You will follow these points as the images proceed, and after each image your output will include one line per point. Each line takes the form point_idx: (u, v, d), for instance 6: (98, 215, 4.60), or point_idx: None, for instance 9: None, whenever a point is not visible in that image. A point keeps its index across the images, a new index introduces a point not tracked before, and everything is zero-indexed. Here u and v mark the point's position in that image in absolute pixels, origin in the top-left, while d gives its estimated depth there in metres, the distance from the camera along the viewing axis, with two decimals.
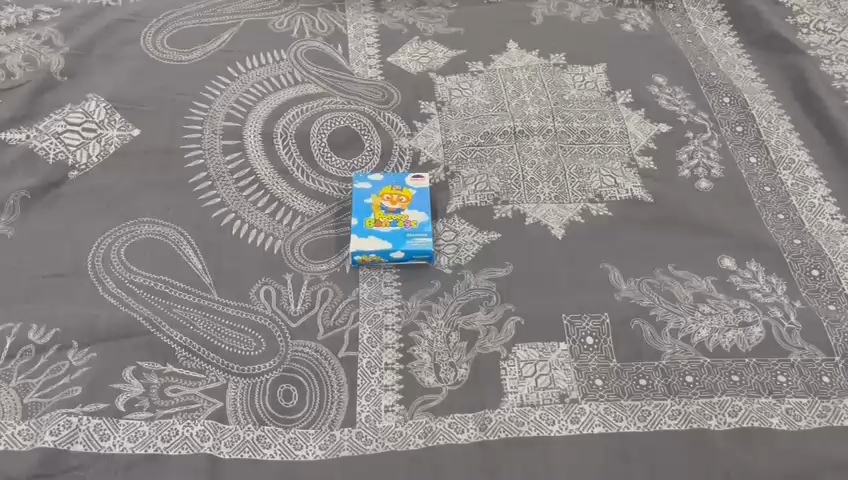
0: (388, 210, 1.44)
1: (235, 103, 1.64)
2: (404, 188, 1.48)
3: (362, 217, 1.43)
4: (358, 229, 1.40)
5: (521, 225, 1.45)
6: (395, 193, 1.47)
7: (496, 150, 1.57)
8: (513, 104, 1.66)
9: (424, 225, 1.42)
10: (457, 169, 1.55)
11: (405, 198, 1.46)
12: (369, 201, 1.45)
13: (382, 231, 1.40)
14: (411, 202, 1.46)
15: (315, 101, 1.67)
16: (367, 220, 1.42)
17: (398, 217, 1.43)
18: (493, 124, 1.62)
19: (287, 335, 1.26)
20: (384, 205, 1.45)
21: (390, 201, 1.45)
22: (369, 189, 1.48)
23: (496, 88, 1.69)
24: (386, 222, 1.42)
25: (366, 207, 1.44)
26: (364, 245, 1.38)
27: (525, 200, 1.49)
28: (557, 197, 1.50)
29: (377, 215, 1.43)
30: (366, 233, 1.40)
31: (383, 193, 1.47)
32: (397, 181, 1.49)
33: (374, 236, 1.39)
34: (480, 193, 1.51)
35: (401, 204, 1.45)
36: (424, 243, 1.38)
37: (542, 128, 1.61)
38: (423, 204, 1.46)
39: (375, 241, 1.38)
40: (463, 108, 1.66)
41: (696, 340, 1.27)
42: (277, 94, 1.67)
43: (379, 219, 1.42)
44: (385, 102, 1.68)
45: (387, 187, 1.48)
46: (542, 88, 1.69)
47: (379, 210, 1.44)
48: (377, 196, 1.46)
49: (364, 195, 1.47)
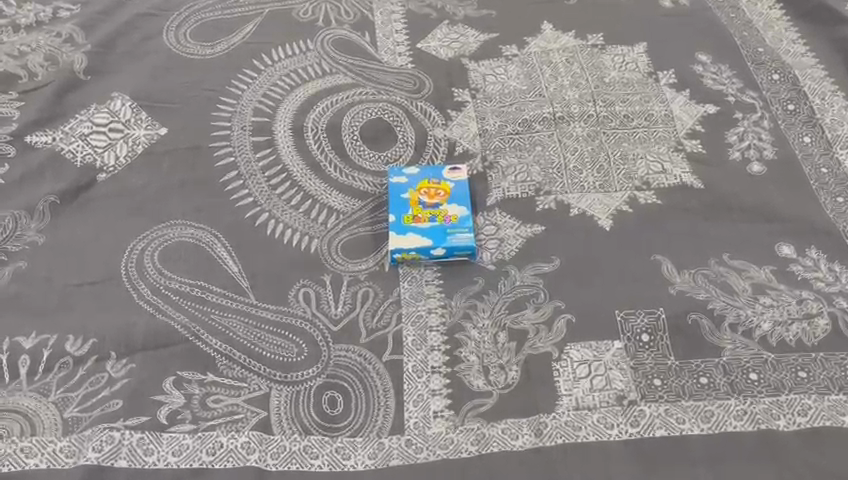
0: (427, 204, 1.39)
1: (263, 97, 1.59)
2: (442, 181, 1.43)
3: (399, 213, 1.38)
4: (397, 225, 1.36)
5: (565, 216, 1.40)
6: (433, 186, 1.43)
7: (536, 138, 1.51)
8: (551, 89, 1.58)
9: (464, 219, 1.37)
10: (496, 158, 1.49)
11: (443, 191, 1.42)
12: (406, 196, 1.41)
13: (421, 227, 1.35)
14: (449, 196, 1.41)
15: (345, 93, 1.62)
16: (405, 216, 1.37)
17: (437, 212, 1.38)
18: (531, 111, 1.55)
19: (329, 339, 1.21)
20: (422, 200, 1.40)
21: (428, 196, 1.41)
22: (405, 183, 1.43)
23: (532, 71, 1.62)
24: (425, 217, 1.37)
25: (404, 203, 1.40)
26: (404, 242, 1.33)
27: (569, 190, 1.43)
28: (602, 186, 1.44)
29: (415, 211, 1.38)
30: (405, 229, 1.35)
31: (420, 188, 1.42)
32: (434, 174, 1.44)
33: (414, 233, 1.35)
34: (521, 183, 1.45)
35: (439, 198, 1.40)
36: (465, 239, 1.34)
37: (582, 113, 1.54)
38: (462, 198, 1.41)
39: (414, 238, 1.34)
40: (499, 94, 1.59)
41: (757, 334, 1.21)
42: (305, 86, 1.62)
43: (417, 214, 1.37)
44: (417, 91, 1.62)
45: (424, 181, 1.43)
46: (580, 71, 1.61)
47: (417, 205, 1.39)
48: (414, 191, 1.42)
49: (400, 190, 1.42)
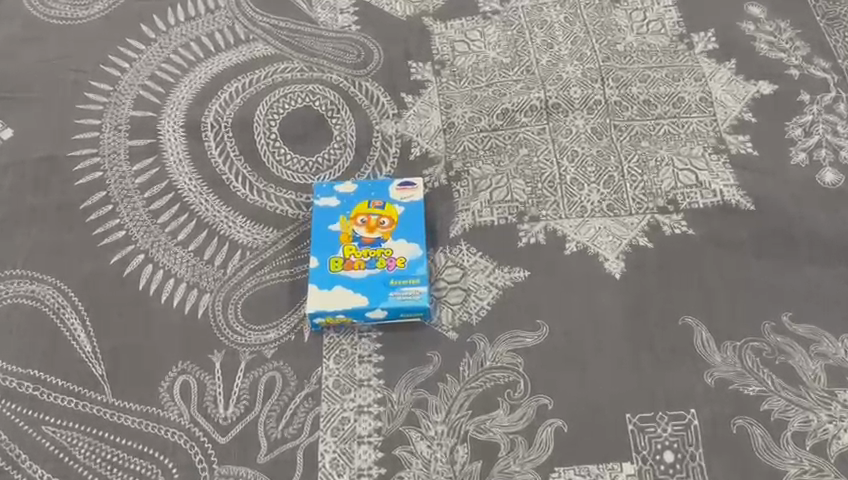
0: (364, 241, 1.00)
1: (150, 79, 1.17)
2: (387, 205, 1.03)
3: (324, 255, 0.99)
4: (319, 274, 0.97)
5: (558, 254, 0.99)
6: (374, 213, 1.02)
7: (520, 136, 1.09)
8: (544, 62, 1.14)
9: (415, 264, 0.97)
10: (465, 167, 1.08)
11: (388, 220, 1.02)
12: (335, 227, 1.01)
13: (354, 277, 0.96)
14: (396, 227, 1.01)
15: (262, 70, 1.19)
16: (333, 260, 0.98)
17: (377, 252, 0.98)
18: (515, 95, 1.11)
19: (211, 460, 0.86)
20: (357, 235, 1.00)
21: (366, 227, 1.01)
22: (335, 208, 1.03)
23: (518, 36, 1.18)
24: (359, 262, 0.98)
25: (332, 238, 1.00)
26: (328, 301, 0.95)
27: (564, 215, 1.03)
28: (610, 207, 1.03)
29: (347, 251, 0.99)
30: (331, 281, 0.96)
31: (356, 214, 1.02)
32: (376, 194, 1.04)
33: (342, 286, 0.96)
34: (498, 204, 1.04)
35: (382, 231, 1.01)
36: (415, 296, 0.94)
37: (586, 99, 1.10)
38: (414, 230, 1.01)
39: (343, 294, 0.95)
40: (472, 70, 1.16)
41: (833, 452, 0.84)
42: (208, 62, 1.19)
43: (349, 257, 0.98)
44: (361, 66, 1.19)
45: (361, 204, 1.03)
46: (585, 35, 1.17)
47: (350, 242, 1.00)
48: (346, 220, 1.02)
49: (328, 217, 1.02)
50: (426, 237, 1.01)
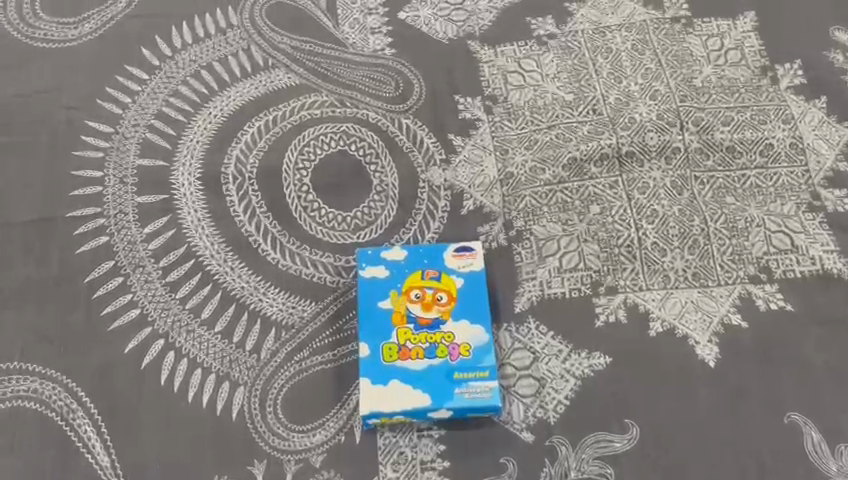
0: (420, 322, 0.86)
1: (157, 117, 1.00)
2: (444, 276, 0.90)
3: (376, 340, 0.85)
4: (371, 365, 0.84)
5: (641, 335, 0.88)
6: (429, 286, 0.89)
7: (589, 191, 0.95)
8: (612, 100, 1.00)
9: (482, 351, 0.84)
10: (527, 225, 0.95)
11: (445, 295, 0.88)
12: (385, 304, 0.88)
13: (411, 369, 0.83)
14: (456, 304, 0.88)
15: (287, 105, 1.03)
16: (386, 346, 0.85)
17: (436, 336, 0.85)
18: (582, 141, 0.98)
19: None
20: (411, 314, 0.87)
21: (421, 304, 0.87)
22: (384, 280, 0.89)
23: (580, 67, 1.04)
24: (417, 349, 0.84)
25: (383, 318, 0.87)
26: (384, 399, 0.82)
27: (645, 286, 0.90)
28: (696, 276, 0.91)
29: (402, 335, 0.85)
30: (385, 373, 0.83)
31: (409, 288, 0.89)
32: (430, 263, 0.90)
33: (399, 380, 0.83)
34: (569, 274, 0.91)
35: (439, 309, 0.87)
36: (484, 394, 0.82)
37: (663, 147, 0.97)
38: (477, 308, 0.88)
39: (401, 390, 0.82)
40: (530, 108, 1.01)
41: None
42: (223, 95, 1.03)
43: (405, 343, 0.85)
44: (400, 100, 1.04)
45: (413, 275, 0.90)
46: (657, 67, 1.03)
47: (404, 323, 0.86)
48: (398, 295, 0.88)
49: (376, 292, 0.89)
50: (490, 314, 0.88)
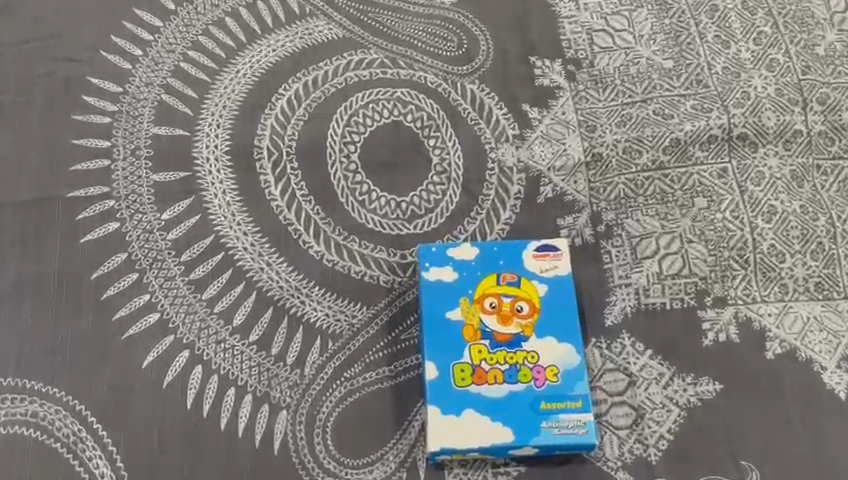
0: (497, 338, 0.72)
1: (174, 75, 0.83)
2: (524, 282, 0.74)
3: (444, 359, 0.71)
4: (439, 390, 0.70)
5: (757, 358, 0.74)
6: (507, 293, 0.74)
7: (694, 179, 0.80)
8: (719, 71, 0.84)
9: (571, 377, 0.71)
10: (618, 219, 0.80)
11: (527, 305, 0.73)
12: (455, 315, 0.72)
13: (489, 396, 0.69)
14: (539, 317, 0.73)
15: (329, 63, 0.86)
16: (457, 367, 0.70)
17: (517, 356, 0.71)
18: (686, 119, 0.82)
19: None
20: (487, 328, 0.72)
21: (497, 316, 0.72)
22: (452, 285, 0.74)
23: (680, 27, 0.87)
24: (494, 372, 0.70)
25: (452, 332, 0.72)
26: (457, 433, 0.68)
27: (759, 298, 0.76)
28: (820, 287, 0.77)
29: (476, 355, 0.71)
30: (457, 401, 0.69)
31: (482, 294, 0.73)
32: (508, 265, 0.75)
33: (474, 410, 0.69)
34: (670, 281, 0.77)
35: (520, 323, 0.72)
36: (576, 430, 0.69)
37: (782, 129, 0.81)
38: (565, 323, 0.73)
39: (477, 422, 0.68)
40: (621, 76, 0.85)
41: None
42: (252, 49, 0.85)
43: (480, 364, 0.70)
44: (464, 59, 0.87)
45: (488, 279, 0.74)
46: (772, 30, 0.86)
47: (478, 340, 0.72)
48: (470, 303, 0.73)
49: (443, 299, 0.73)
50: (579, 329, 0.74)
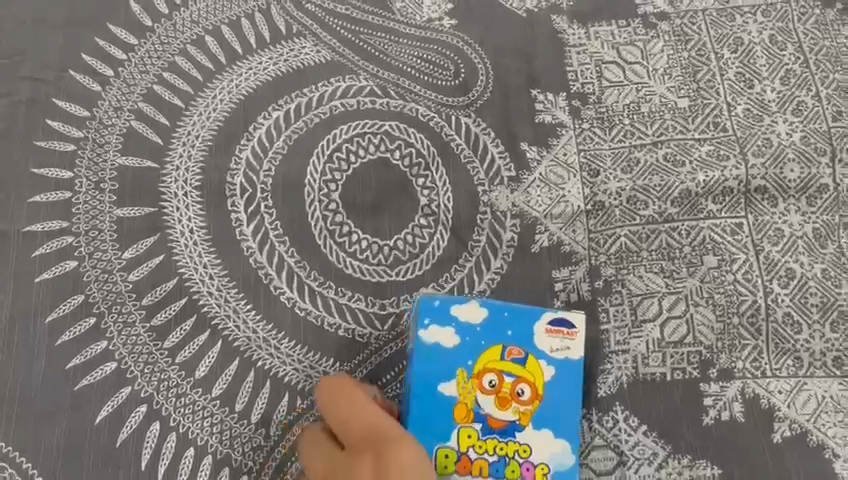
0: (490, 423, 0.63)
1: (147, 100, 0.78)
2: (531, 360, 0.64)
3: (428, 441, 0.63)
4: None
5: (763, 441, 0.67)
6: (508, 371, 0.64)
7: (705, 235, 0.73)
8: (740, 112, 0.77)
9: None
10: (619, 275, 0.72)
11: (529, 389, 0.64)
12: (448, 389, 0.64)
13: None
14: (540, 405, 0.64)
15: (314, 89, 0.79)
16: (441, 452, 0.62)
17: (508, 447, 0.63)
18: (699, 167, 0.75)
19: None
20: (481, 410, 0.63)
21: (495, 398, 0.63)
22: (450, 353, 0.64)
23: (699, 62, 0.79)
24: (481, 462, 0.62)
25: (442, 408, 0.63)
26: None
27: (770, 372, 0.69)
28: (838, 363, 0.69)
29: (463, 440, 0.63)
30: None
31: (482, 369, 0.64)
32: (516, 336, 0.65)
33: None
34: (672, 348, 0.70)
35: (518, 409, 0.63)
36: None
37: (806, 183, 0.74)
38: (568, 418, 0.64)
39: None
40: (630, 115, 0.78)
41: None
42: (232, 72, 0.79)
43: (467, 451, 0.63)
44: (461, 89, 0.80)
45: (491, 350, 0.64)
46: (802, 68, 0.78)
47: (469, 422, 0.63)
48: (466, 378, 0.64)
49: (436, 368, 0.64)
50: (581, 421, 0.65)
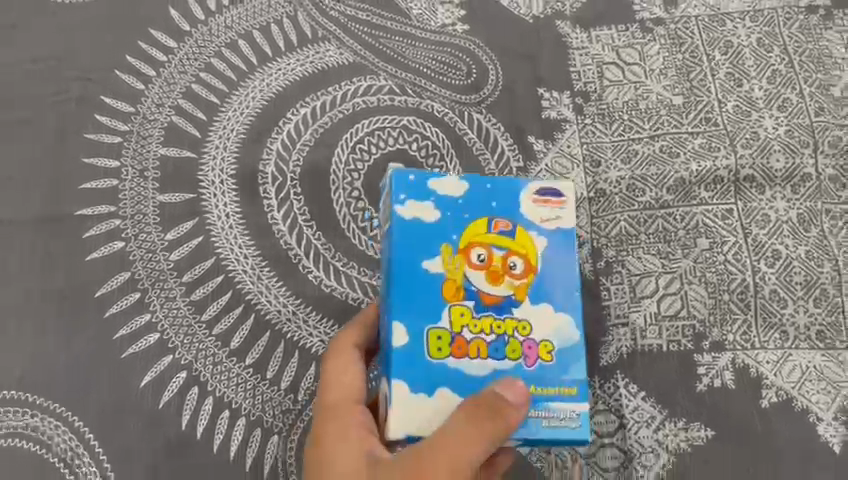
0: (482, 300, 0.60)
1: (186, 97, 0.85)
2: (520, 232, 0.62)
3: (420, 319, 0.58)
4: (406, 358, 0.58)
5: (752, 406, 0.73)
6: (498, 244, 0.61)
7: (698, 220, 0.79)
8: (730, 108, 0.83)
9: (566, 355, 0.60)
10: (619, 256, 0.79)
11: (520, 263, 0.61)
12: (434, 267, 0.60)
13: (469, 374, 0.58)
14: (534, 279, 0.61)
15: (338, 88, 0.86)
16: (432, 333, 0.58)
17: (505, 325, 0.60)
18: (692, 158, 0.81)
19: None
20: (471, 286, 0.60)
21: (485, 272, 0.60)
22: (434, 227, 0.61)
23: (692, 63, 0.86)
24: (477, 343, 0.59)
25: (427, 288, 0.59)
26: (419, 403, 0.57)
27: (758, 344, 0.75)
28: (820, 336, 0.76)
29: (457, 320, 0.59)
30: (427, 375, 0.57)
31: (469, 244, 0.61)
32: (499, 211, 0.62)
33: (451, 389, 0.58)
34: (668, 322, 0.76)
35: (511, 284, 0.61)
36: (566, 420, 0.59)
37: (791, 173, 0.80)
38: (563, 278, 0.62)
39: (446, 403, 0.57)
40: (628, 111, 0.84)
41: None
42: (263, 72, 0.86)
43: (462, 332, 0.59)
44: (473, 88, 0.87)
45: (476, 224, 0.61)
46: (787, 69, 0.85)
47: (461, 301, 0.59)
48: (453, 253, 0.60)
49: (422, 242, 0.60)
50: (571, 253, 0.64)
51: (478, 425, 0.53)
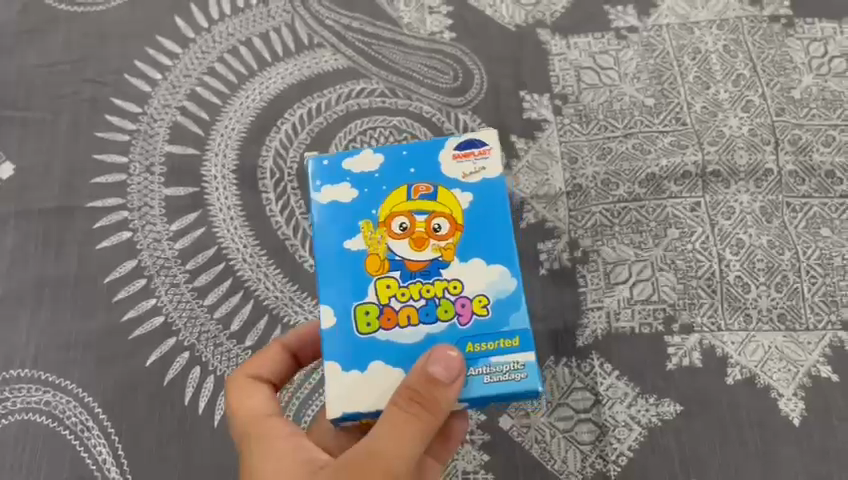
0: (409, 267, 0.55)
1: (191, 99, 0.91)
2: (442, 193, 0.57)
3: (344, 298, 0.55)
4: (337, 338, 0.54)
5: (718, 383, 0.79)
6: (420, 209, 0.57)
7: (668, 212, 0.85)
8: (698, 109, 0.90)
9: (504, 306, 0.55)
10: (594, 246, 0.84)
11: (446, 223, 0.56)
12: (354, 244, 0.56)
13: (400, 344, 0.54)
14: (462, 237, 0.56)
15: (333, 91, 0.92)
16: (359, 310, 0.55)
17: (435, 288, 0.55)
18: (663, 154, 0.88)
19: None
20: (395, 256, 0.56)
21: (410, 240, 0.56)
22: (352, 205, 0.57)
23: (664, 68, 0.92)
24: (407, 311, 0.55)
25: (351, 269, 0.56)
26: (355, 383, 0.53)
27: (724, 326, 0.81)
28: (782, 319, 0.81)
29: (383, 292, 0.55)
30: (357, 350, 0.54)
31: (389, 214, 0.57)
32: (417, 176, 0.58)
33: (383, 361, 0.53)
34: (640, 306, 0.82)
35: (438, 246, 0.56)
36: (515, 377, 0.53)
37: (754, 168, 0.86)
38: (494, 233, 0.56)
39: (383, 375, 0.53)
40: (604, 113, 0.90)
41: None
42: (262, 76, 0.92)
43: (388, 303, 0.55)
44: (459, 91, 0.93)
45: (396, 193, 0.57)
46: (750, 73, 0.91)
47: (386, 272, 0.55)
48: (374, 227, 0.56)
49: (339, 223, 0.57)
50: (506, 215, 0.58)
51: (413, 418, 0.49)
